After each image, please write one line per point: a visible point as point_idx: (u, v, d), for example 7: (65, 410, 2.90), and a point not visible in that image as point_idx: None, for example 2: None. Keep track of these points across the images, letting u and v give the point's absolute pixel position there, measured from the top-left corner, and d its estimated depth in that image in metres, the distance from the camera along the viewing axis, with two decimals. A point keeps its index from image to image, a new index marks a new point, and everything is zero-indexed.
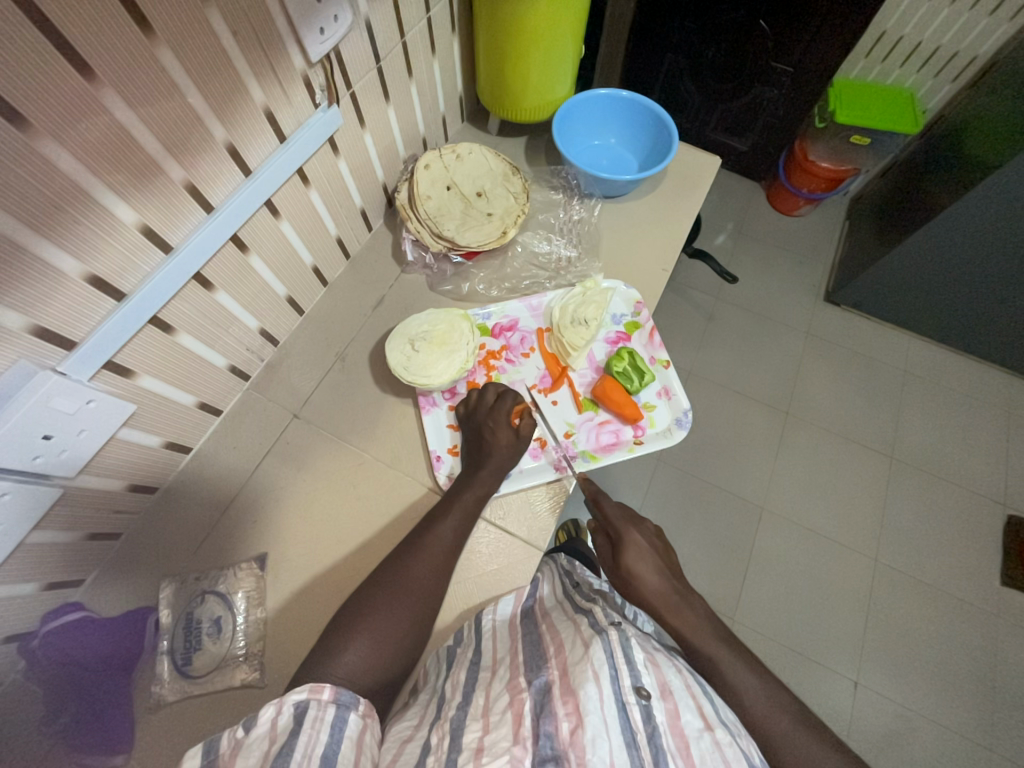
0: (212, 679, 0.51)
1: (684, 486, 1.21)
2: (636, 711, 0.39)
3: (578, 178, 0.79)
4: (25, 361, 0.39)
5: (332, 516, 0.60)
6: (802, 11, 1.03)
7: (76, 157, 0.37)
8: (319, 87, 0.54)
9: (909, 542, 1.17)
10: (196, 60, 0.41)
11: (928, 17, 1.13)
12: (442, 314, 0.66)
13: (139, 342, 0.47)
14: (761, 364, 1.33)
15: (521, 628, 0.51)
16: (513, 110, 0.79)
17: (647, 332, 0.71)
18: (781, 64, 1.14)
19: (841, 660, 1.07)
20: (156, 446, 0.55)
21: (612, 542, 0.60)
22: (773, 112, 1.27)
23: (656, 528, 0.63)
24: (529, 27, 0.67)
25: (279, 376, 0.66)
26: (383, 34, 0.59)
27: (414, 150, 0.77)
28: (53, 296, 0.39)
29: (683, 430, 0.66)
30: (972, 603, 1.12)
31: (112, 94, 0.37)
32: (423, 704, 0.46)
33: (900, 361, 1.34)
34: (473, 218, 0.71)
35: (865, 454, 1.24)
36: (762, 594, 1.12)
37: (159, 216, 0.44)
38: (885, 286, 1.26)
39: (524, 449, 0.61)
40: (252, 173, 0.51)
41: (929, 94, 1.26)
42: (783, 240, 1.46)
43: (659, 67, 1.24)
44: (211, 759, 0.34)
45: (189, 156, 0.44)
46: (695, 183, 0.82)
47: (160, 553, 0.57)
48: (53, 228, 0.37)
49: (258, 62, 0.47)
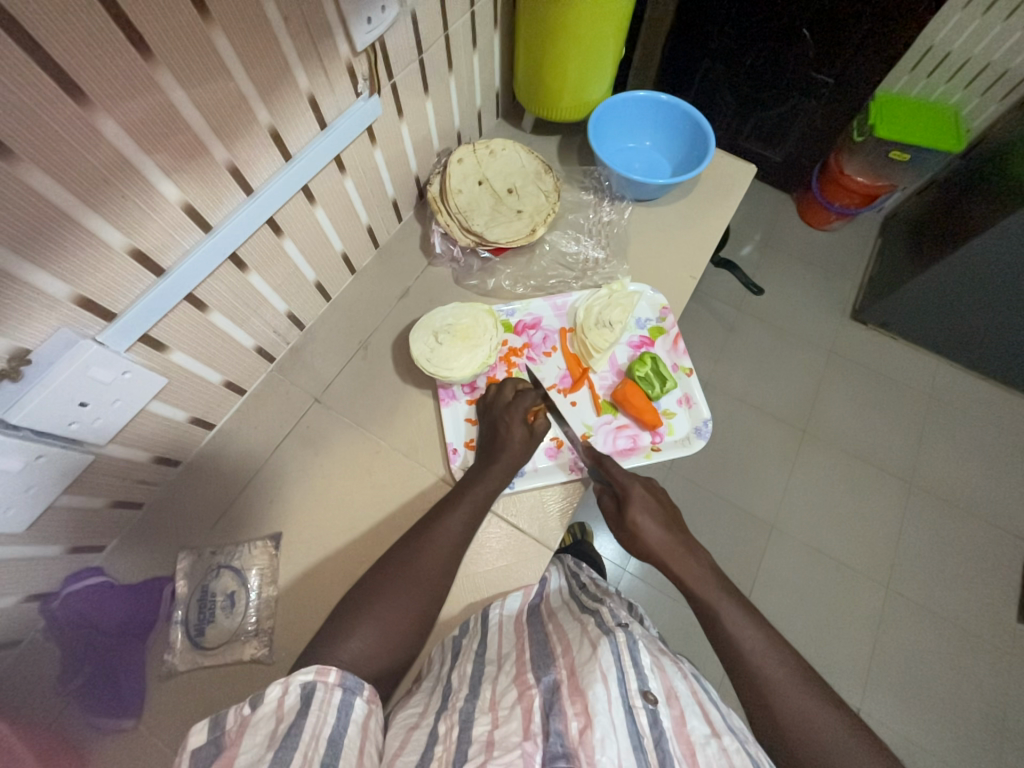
0: (222, 652, 0.53)
1: (693, 496, 1.19)
2: (642, 715, 0.39)
3: (610, 179, 0.79)
4: (68, 329, 0.40)
5: (347, 501, 0.60)
6: (847, 21, 1.01)
7: (129, 134, 0.38)
8: (361, 76, 0.55)
9: (921, 570, 1.14)
10: (248, 43, 0.42)
11: (978, 34, 1.10)
12: (467, 308, 0.66)
13: (174, 318, 0.48)
14: (780, 378, 1.31)
15: (528, 625, 0.51)
16: (548, 108, 0.79)
17: (672, 338, 0.70)
18: (822, 74, 1.12)
19: (844, 684, 1.05)
20: (181, 420, 0.56)
21: (614, 519, 0.60)
22: (809, 122, 1.25)
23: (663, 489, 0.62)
24: (571, 26, 0.66)
25: (302, 359, 0.67)
26: (427, 26, 0.60)
27: (448, 143, 0.78)
28: (97, 268, 0.40)
29: (702, 440, 0.65)
30: (984, 637, 1.09)
31: (166, 72, 0.38)
32: (429, 693, 0.46)
33: (926, 384, 1.31)
34: (503, 214, 0.71)
35: (883, 477, 1.22)
36: (767, 611, 1.11)
37: (201, 195, 0.45)
38: (915, 307, 1.23)
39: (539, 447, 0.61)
40: (292, 158, 0.52)
41: (974, 112, 1.23)
42: (811, 253, 1.44)
43: (696, 71, 1.23)
44: (218, 733, 0.35)
45: (233, 138, 0.45)
46: (728, 190, 0.81)
47: (178, 524, 0.58)
48: (102, 201, 0.38)
49: (306, 50, 0.47)
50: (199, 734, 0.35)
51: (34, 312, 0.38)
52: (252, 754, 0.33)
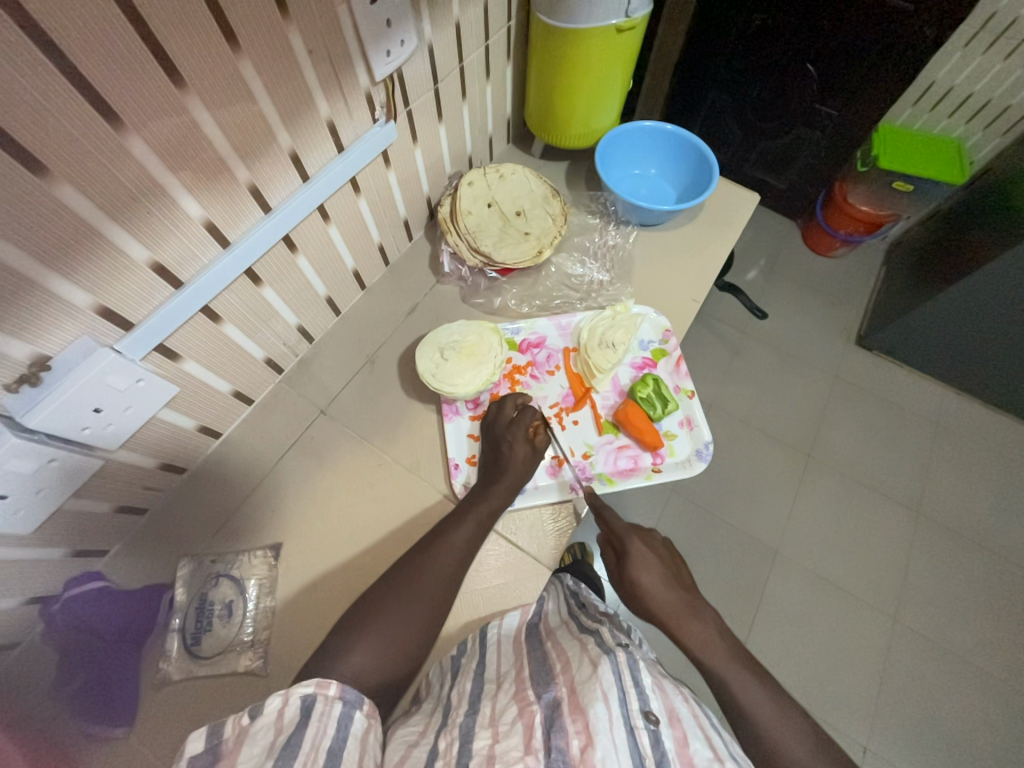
0: (217, 662, 0.52)
1: (696, 519, 1.18)
2: (644, 737, 0.38)
3: (616, 204, 0.81)
4: (87, 336, 0.42)
5: (348, 514, 0.61)
6: (850, 58, 1.04)
7: (156, 154, 0.40)
8: (379, 104, 0.58)
9: (930, 603, 1.12)
10: (273, 73, 0.45)
11: (979, 71, 1.13)
12: (473, 325, 0.68)
13: (189, 328, 0.50)
14: (784, 402, 1.31)
15: (526, 644, 0.51)
16: (557, 135, 0.82)
17: (674, 360, 0.71)
18: (827, 107, 1.14)
19: (851, 720, 1.02)
20: (190, 428, 0.57)
21: (617, 556, 0.60)
22: (813, 153, 1.27)
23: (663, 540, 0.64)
24: (580, 59, 0.69)
25: (310, 371, 0.68)
26: (443, 58, 0.62)
27: (460, 166, 0.80)
28: (119, 278, 0.42)
29: (703, 462, 0.65)
30: (996, 675, 1.06)
31: (196, 98, 0.40)
32: (428, 712, 0.46)
33: (932, 413, 1.30)
34: (510, 236, 0.73)
35: (889, 506, 1.20)
36: (771, 641, 1.08)
37: (221, 212, 0.47)
38: (920, 335, 1.24)
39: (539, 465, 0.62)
40: (309, 178, 0.54)
41: (976, 146, 1.25)
42: (816, 280, 1.45)
43: (703, 102, 1.27)
44: (216, 742, 0.34)
45: (254, 159, 0.47)
46: (731, 217, 0.82)
47: (181, 532, 0.59)
48: (128, 216, 0.40)
49: (328, 78, 0.50)
50: (196, 742, 0.35)
51: (57, 320, 0.39)
52: (252, 763, 0.33)
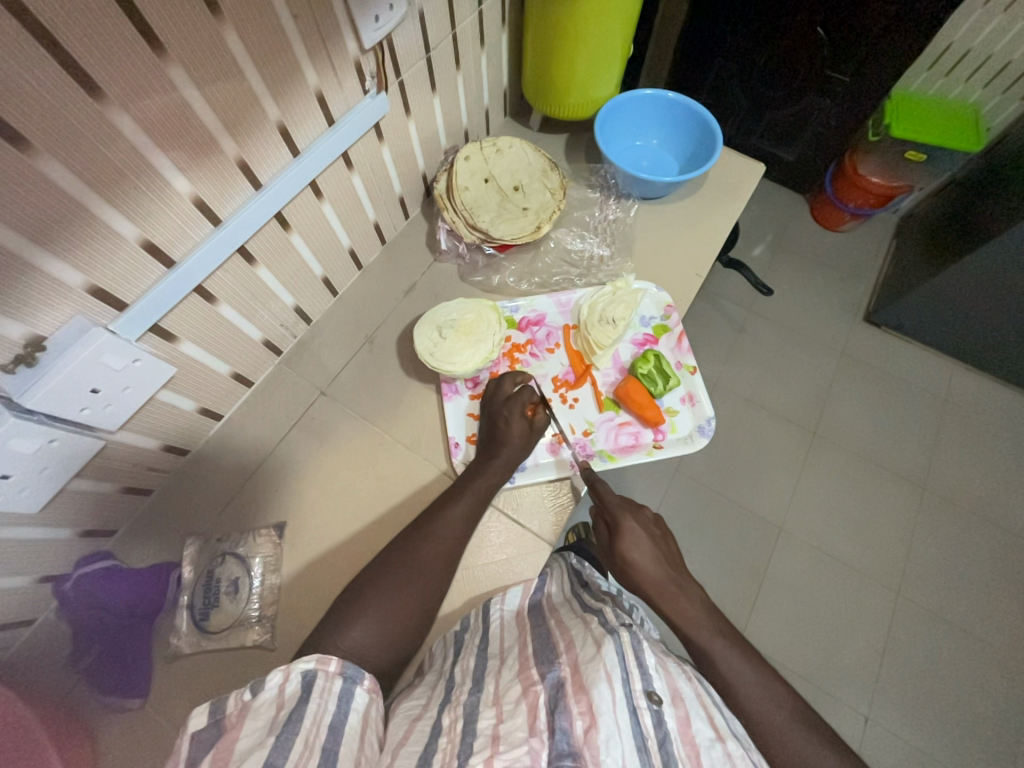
0: (225, 636, 0.54)
1: (700, 498, 1.19)
2: (646, 717, 0.39)
3: (616, 177, 0.78)
4: (81, 317, 0.42)
5: (350, 493, 0.61)
6: (862, 19, 0.99)
7: (142, 129, 0.39)
8: (369, 74, 0.56)
9: (933, 578, 1.12)
10: (258, 41, 0.43)
11: (1000, 30, 1.08)
12: (472, 303, 0.67)
13: (184, 308, 0.49)
14: (790, 380, 1.30)
15: (529, 620, 0.51)
16: (556, 106, 0.79)
17: (676, 336, 0.70)
18: (837, 72, 1.10)
19: (852, 692, 1.04)
20: (190, 410, 0.58)
21: (608, 528, 0.60)
22: (823, 121, 1.23)
23: (655, 516, 0.63)
24: (577, 23, 0.66)
25: (309, 352, 0.68)
26: (435, 24, 0.60)
27: (456, 141, 0.78)
28: (110, 258, 0.41)
29: (704, 438, 0.65)
30: (999, 648, 1.07)
31: (180, 69, 0.39)
32: (432, 686, 0.47)
33: (941, 389, 1.28)
34: (508, 212, 0.72)
35: (895, 482, 1.20)
36: (773, 616, 1.09)
37: (211, 189, 0.46)
38: (930, 310, 1.21)
39: (536, 440, 0.62)
40: (300, 153, 0.53)
41: (994, 111, 1.20)
42: (823, 255, 1.42)
43: (708, 70, 1.22)
44: (219, 717, 0.36)
45: (243, 133, 0.46)
46: (735, 189, 0.80)
47: (186, 512, 0.60)
48: (117, 193, 0.40)
49: (315, 47, 0.48)
50: (199, 717, 0.36)
51: (49, 299, 0.39)
52: (252, 738, 0.33)
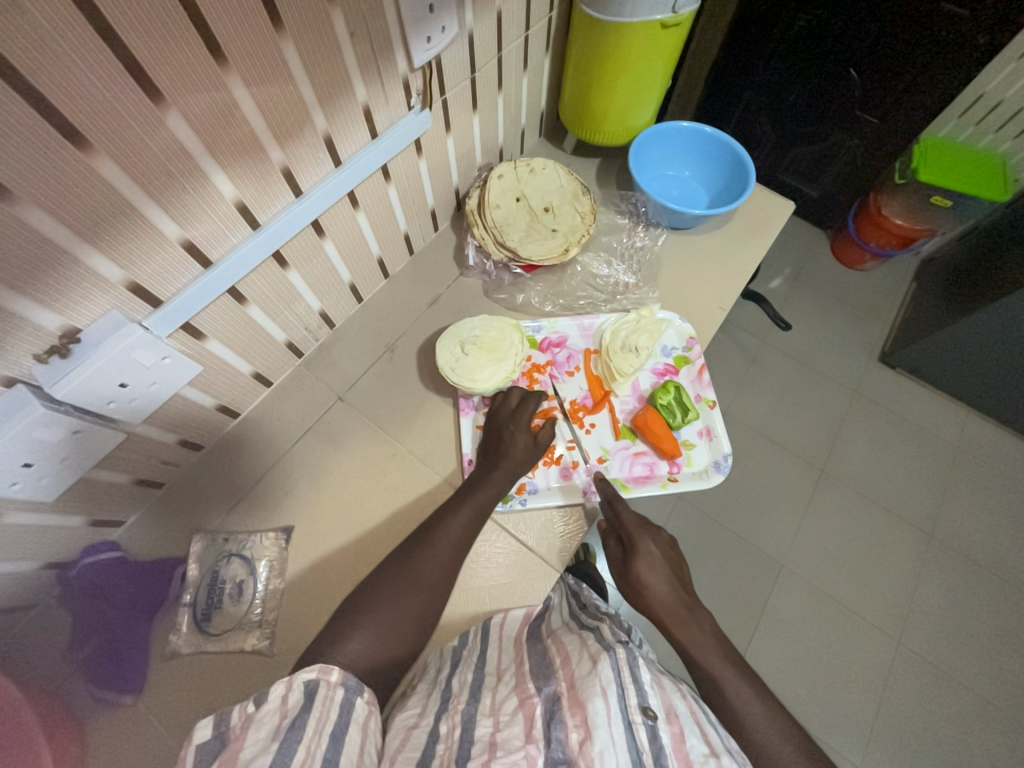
0: (225, 639, 0.53)
1: (703, 527, 1.17)
2: (642, 732, 0.38)
3: (647, 206, 0.79)
4: (116, 311, 0.42)
5: (359, 500, 0.61)
6: (894, 66, 1.00)
7: (192, 132, 0.39)
8: (415, 91, 0.57)
9: (936, 630, 1.09)
10: (313, 53, 0.44)
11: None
12: (495, 321, 0.67)
13: (215, 309, 0.50)
14: (802, 415, 1.28)
15: (526, 642, 0.50)
16: (591, 131, 0.80)
17: (696, 368, 0.69)
18: (867, 114, 1.10)
19: (847, 742, 1.01)
20: (209, 406, 0.58)
21: (622, 547, 0.60)
22: (850, 160, 1.23)
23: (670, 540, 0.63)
24: (621, 55, 0.68)
25: (329, 357, 0.69)
26: (482, 46, 0.61)
27: (491, 159, 0.79)
28: (150, 254, 0.42)
29: (720, 474, 0.64)
30: (1000, 707, 1.04)
31: (234, 75, 0.39)
32: (427, 696, 0.46)
33: (953, 435, 1.27)
34: (537, 232, 0.72)
35: (901, 528, 1.18)
36: (770, 655, 1.07)
37: (254, 193, 0.47)
38: (947, 357, 1.21)
39: (538, 457, 0.62)
40: (341, 164, 0.54)
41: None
42: (842, 293, 1.41)
43: (738, 103, 1.23)
44: (223, 730, 0.34)
45: (289, 141, 0.47)
46: (764, 225, 0.80)
47: (196, 507, 0.59)
48: (163, 192, 0.40)
49: (367, 62, 0.49)
50: (204, 729, 0.34)
51: (88, 292, 0.40)
52: (257, 747, 0.33)
